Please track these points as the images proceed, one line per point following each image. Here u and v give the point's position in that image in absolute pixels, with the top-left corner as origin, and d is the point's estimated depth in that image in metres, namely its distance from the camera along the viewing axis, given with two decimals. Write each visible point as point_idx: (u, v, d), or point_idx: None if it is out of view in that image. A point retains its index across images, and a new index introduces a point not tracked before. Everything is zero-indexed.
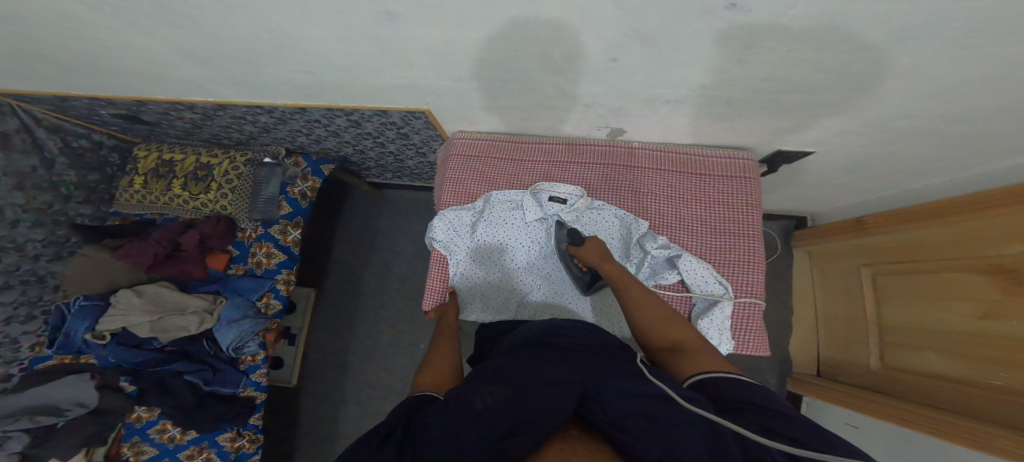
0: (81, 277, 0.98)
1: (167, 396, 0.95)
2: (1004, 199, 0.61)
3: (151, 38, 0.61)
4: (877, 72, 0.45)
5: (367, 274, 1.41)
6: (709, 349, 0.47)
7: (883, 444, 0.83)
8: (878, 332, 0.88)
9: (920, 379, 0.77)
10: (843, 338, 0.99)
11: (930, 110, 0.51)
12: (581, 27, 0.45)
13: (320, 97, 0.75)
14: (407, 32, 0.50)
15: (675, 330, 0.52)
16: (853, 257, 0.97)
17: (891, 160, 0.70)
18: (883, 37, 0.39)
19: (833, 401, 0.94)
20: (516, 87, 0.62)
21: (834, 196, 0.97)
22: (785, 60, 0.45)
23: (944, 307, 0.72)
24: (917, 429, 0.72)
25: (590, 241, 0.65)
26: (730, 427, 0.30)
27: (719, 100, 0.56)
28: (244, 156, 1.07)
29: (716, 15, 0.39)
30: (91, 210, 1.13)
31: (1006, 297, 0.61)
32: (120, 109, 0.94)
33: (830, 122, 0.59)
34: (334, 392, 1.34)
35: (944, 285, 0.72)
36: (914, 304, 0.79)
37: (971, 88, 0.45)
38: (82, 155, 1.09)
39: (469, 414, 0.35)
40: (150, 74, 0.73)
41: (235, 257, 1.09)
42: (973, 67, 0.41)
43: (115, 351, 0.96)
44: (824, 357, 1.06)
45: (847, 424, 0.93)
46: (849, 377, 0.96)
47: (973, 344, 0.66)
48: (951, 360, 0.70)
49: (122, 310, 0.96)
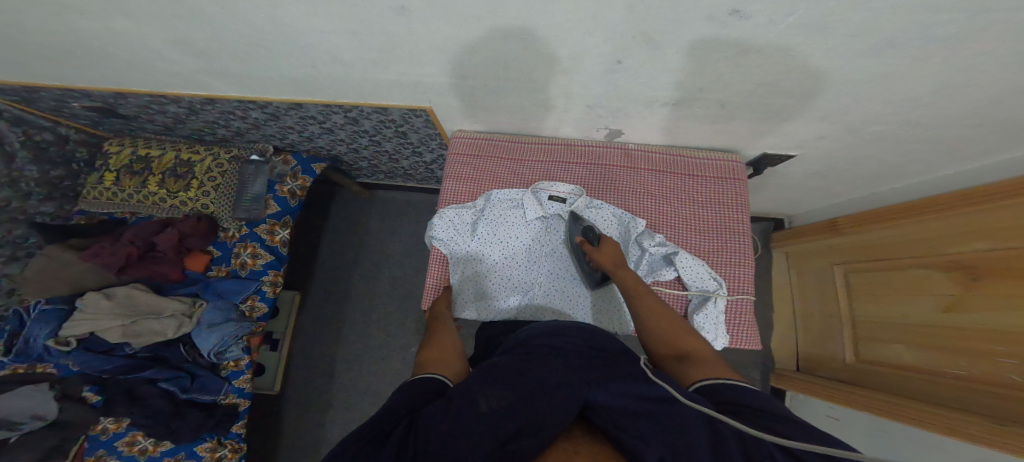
0: (43, 282, 0.90)
1: (139, 405, 0.90)
2: (968, 199, 0.68)
3: (145, 27, 0.58)
4: (856, 80, 0.50)
5: (355, 277, 1.37)
6: (718, 360, 0.45)
7: (860, 434, 0.88)
8: (851, 326, 0.94)
9: (890, 370, 0.82)
10: (819, 333, 1.05)
11: (900, 115, 0.57)
12: (589, 29, 0.47)
13: (319, 93, 0.75)
14: (418, 28, 0.51)
15: (685, 339, 0.50)
16: (826, 255, 1.03)
17: (860, 163, 0.76)
18: (865, 49, 0.44)
19: (813, 394, 0.99)
20: (521, 87, 0.64)
21: (808, 199, 1.05)
22: (777, 68, 0.49)
23: (911, 300, 0.78)
24: (890, 417, 0.77)
25: (607, 244, 0.67)
26: (729, 426, 0.31)
27: (714, 103, 0.60)
28: (228, 153, 1.03)
29: (719, 21, 0.43)
30: (54, 207, 1.05)
31: (967, 290, 0.67)
32: (95, 102, 0.90)
33: (810, 124, 0.63)
34: (318, 399, 1.28)
35: (910, 280, 0.78)
36: (883, 300, 0.85)
37: (936, 95, 0.51)
38: (46, 149, 1.04)
39: (475, 416, 0.34)
40: (136, 64, 0.70)
41: (217, 258, 1.04)
42: (936, 75, 0.47)
43: (80, 357, 0.89)
44: (801, 352, 1.11)
45: (828, 416, 0.98)
46: (825, 370, 1.02)
47: (937, 335, 0.72)
48: (917, 351, 0.76)
49: (90, 314, 0.91)
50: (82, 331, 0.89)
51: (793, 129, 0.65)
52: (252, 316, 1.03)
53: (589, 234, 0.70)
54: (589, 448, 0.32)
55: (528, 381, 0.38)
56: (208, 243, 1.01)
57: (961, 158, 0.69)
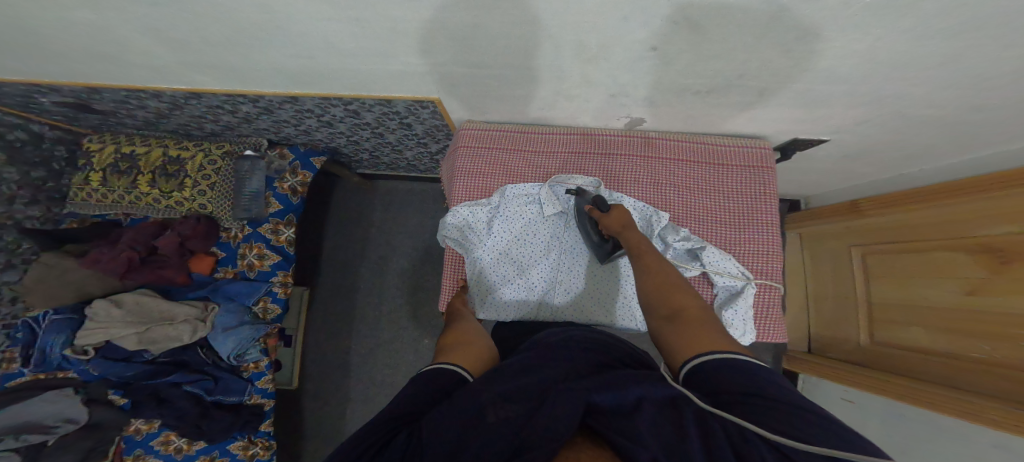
0: (46, 291, 0.96)
1: (167, 407, 0.99)
2: (1002, 181, 0.69)
3: (113, 17, 0.51)
4: (903, 61, 0.47)
5: (362, 270, 1.43)
6: (709, 330, 0.44)
7: (874, 416, 0.96)
8: (866, 307, 1.02)
9: (907, 350, 0.90)
10: (833, 315, 1.14)
11: (944, 99, 0.55)
12: (630, 14, 0.42)
13: (316, 86, 0.69)
14: (429, 14, 0.45)
15: (679, 299, 0.51)
16: (845, 238, 1.10)
17: (883, 144, 0.75)
18: (926, 32, 0.41)
19: (829, 378, 1.08)
20: (538, 76, 0.60)
21: (823, 177, 1.04)
22: (821, 53, 0.47)
23: (929, 284, 0.85)
24: (904, 399, 0.84)
25: (618, 210, 0.66)
26: (720, 425, 0.30)
27: (751, 90, 0.58)
28: (220, 149, 1.04)
29: (784, 2, 0.38)
30: (41, 211, 1.05)
31: (993, 274, 0.72)
32: (67, 97, 0.82)
33: (857, 110, 0.61)
34: (338, 386, 1.38)
35: (929, 265, 0.84)
36: (900, 283, 0.92)
37: (980, 79, 0.49)
38: (20, 148, 1.01)
39: (480, 425, 0.33)
40: (104, 57, 0.62)
41: (223, 259, 1.12)
42: (994, 54, 0.44)
43: (103, 363, 0.98)
44: (815, 335, 1.21)
45: (843, 399, 1.06)
46: (839, 352, 1.11)
47: (958, 318, 0.78)
48: (933, 333, 0.83)
49: (103, 323, 0.97)
50: (96, 340, 0.96)
51: (838, 114, 0.63)
52: (267, 317, 1.13)
53: (599, 202, 0.68)
54: (589, 454, 0.30)
55: (535, 383, 0.38)
56: (210, 244, 1.08)
57: (1000, 138, 0.67)
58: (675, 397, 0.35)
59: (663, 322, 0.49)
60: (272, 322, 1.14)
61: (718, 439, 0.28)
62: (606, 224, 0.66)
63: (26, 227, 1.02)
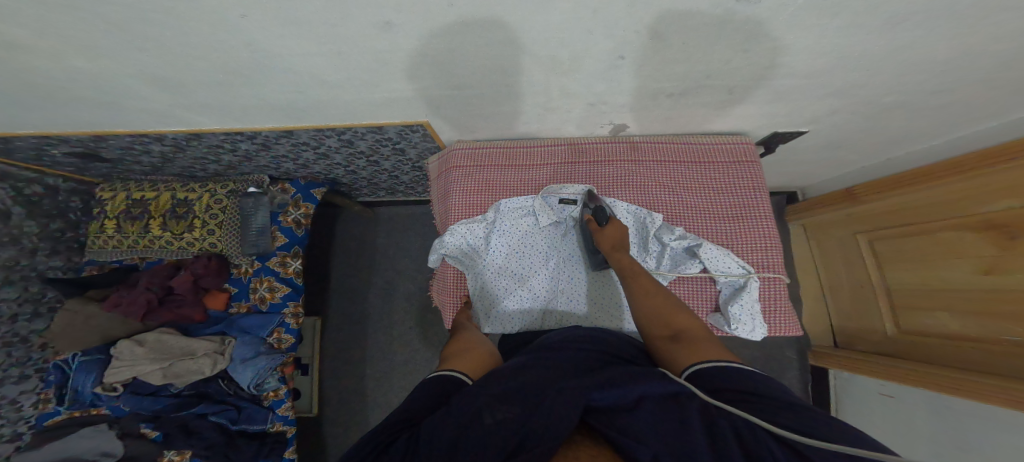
0: (71, 336, 1.00)
1: (196, 438, 1.01)
2: (998, 155, 0.69)
3: (107, 62, 0.53)
4: (865, 50, 0.48)
5: (371, 296, 1.44)
6: (713, 346, 0.44)
7: (919, 409, 0.90)
8: (885, 296, 1.00)
9: (938, 339, 0.87)
10: (852, 306, 1.11)
11: (911, 84, 0.57)
12: (591, 28, 0.44)
13: (310, 118, 0.72)
14: (402, 42, 0.48)
15: (678, 318, 0.50)
16: (848, 226, 1.09)
17: (868, 129, 0.76)
18: (875, 22, 0.43)
19: (863, 373, 1.04)
20: (517, 92, 0.62)
21: (816, 167, 1.04)
22: (778, 50, 0.48)
23: (944, 266, 0.83)
24: (946, 391, 0.81)
25: (614, 224, 0.68)
26: (725, 418, 0.30)
27: (721, 89, 0.59)
28: (225, 188, 1.07)
29: (730, 6, 0.40)
30: (62, 261, 1.11)
31: (1005, 251, 0.70)
32: (75, 147, 0.86)
33: (830, 101, 0.63)
34: (354, 414, 1.36)
35: (941, 247, 0.83)
36: (912, 267, 0.91)
37: (939, 61, 0.50)
38: (39, 202, 1.05)
39: (477, 427, 0.32)
40: (108, 105, 0.66)
41: (235, 294, 1.14)
42: (953, 36, 0.45)
43: (131, 399, 1.02)
44: (837, 329, 1.18)
45: (882, 395, 1.02)
46: (867, 345, 1.08)
47: (981, 299, 0.76)
48: (960, 318, 0.81)
49: (128, 361, 1.02)
50: (124, 377, 1.00)
51: (814, 106, 0.64)
52: (282, 347, 1.13)
53: (599, 213, 0.71)
54: (588, 452, 0.31)
55: (533, 385, 0.37)
56: (223, 280, 1.11)
57: (987, 111, 0.67)
58: (677, 393, 0.35)
59: (665, 342, 0.47)
60: (287, 351, 1.14)
61: (726, 438, 0.28)
62: (600, 240, 0.68)
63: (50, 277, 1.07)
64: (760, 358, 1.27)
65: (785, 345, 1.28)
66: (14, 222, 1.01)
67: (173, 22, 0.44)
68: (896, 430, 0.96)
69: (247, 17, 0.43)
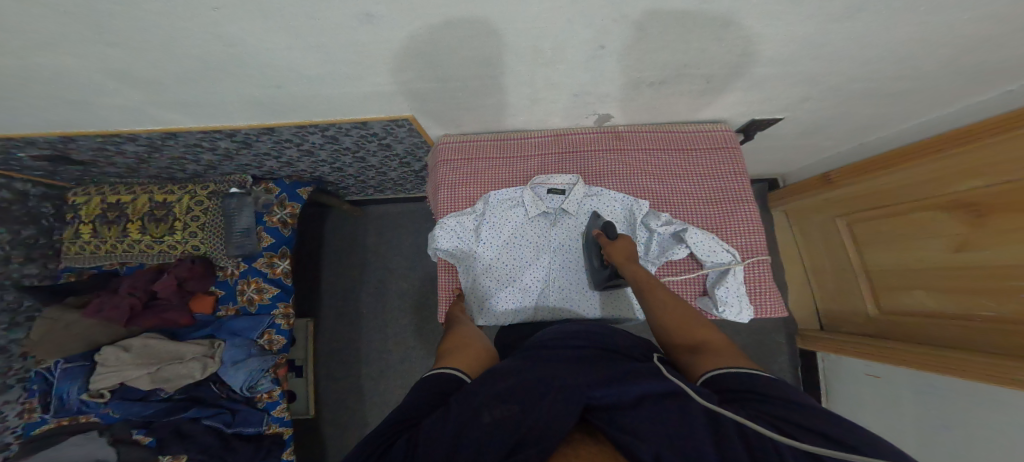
0: (55, 342, 0.98)
1: (190, 442, 1.00)
2: (969, 136, 0.72)
3: (70, 57, 0.50)
4: (830, 40, 0.51)
5: (363, 294, 1.43)
6: (732, 351, 0.43)
7: (904, 387, 0.93)
8: (865, 277, 1.04)
9: (918, 318, 0.90)
10: (836, 289, 1.15)
11: (873, 72, 0.60)
12: (570, 19, 0.45)
13: (293, 114, 0.71)
14: (382, 35, 0.47)
15: (700, 331, 0.48)
16: (826, 211, 1.12)
17: (842, 115, 0.78)
18: (840, 11, 0.44)
19: (847, 354, 1.08)
20: (503, 84, 0.62)
21: (796, 153, 1.07)
22: (750, 38, 0.49)
23: (918, 245, 0.87)
24: (925, 369, 0.84)
25: (623, 239, 0.66)
26: (731, 416, 0.31)
27: (699, 78, 0.60)
28: (205, 190, 1.06)
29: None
30: (38, 268, 1.07)
31: (974, 228, 0.74)
32: (44, 150, 0.83)
33: (802, 88, 0.65)
34: (352, 413, 1.36)
35: (913, 227, 0.87)
36: (889, 249, 0.95)
37: (899, 48, 0.53)
38: (8, 208, 1.01)
39: (477, 428, 0.32)
40: (74, 103, 0.63)
41: (221, 297, 1.13)
42: (909, 22, 0.47)
43: (120, 405, 0.98)
44: (823, 312, 1.22)
45: (869, 375, 1.04)
46: (852, 326, 1.12)
47: (955, 276, 0.79)
48: (936, 296, 0.85)
49: (114, 366, 0.99)
50: (111, 383, 0.97)
51: (787, 93, 0.67)
52: (273, 349, 1.12)
53: (608, 228, 0.69)
54: (590, 451, 0.32)
55: (534, 382, 0.37)
56: (208, 284, 1.09)
57: (958, 92, 0.70)
58: (676, 391, 0.36)
59: (687, 355, 0.46)
60: (278, 352, 1.13)
61: (731, 438, 0.28)
62: (611, 254, 0.65)
63: (25, 285, 1.04)
64: (751, 343, 1.30)
65: (774, 330, 1.31)
66: None
67: (143, 16, 0.43)
68: (883, 408, 0.98)
69: (219, 10, 0.42)
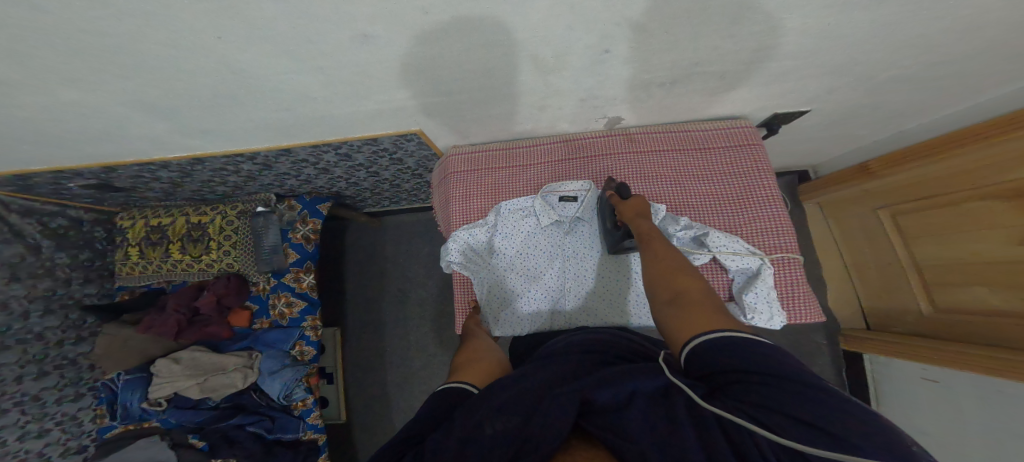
0: (117, 355, 1.07)
1: (238, 447, 1.04)
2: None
3: (96, 93, 0.53)
4: (850, 30, 0.47)
5: (384, 304, 1.45)
6: (710, 304, 0.42)
7: (968, 396, 0.82)
8: (915, 272, 0.95)
9: (981, 317, 0.81)
10: (884, 286, 1.06)
11: (906, 59, 0.55)
12: (570, 24, 0.43)
13: (307, 134, 0.73)
14: (384, 53, 0.47)
15: (683, 282, 0.47)
16: (866, 202, 1.04)
17: (877, 103, 0.72)
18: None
19: (901, 357, 0.98)
20: (510, 93, 0.61)
21: (829, 144, 1.00)
22: (765, 30, 0.46)
23: (976, 237, 0.78)
24: (990, 375, 0.76)
25: (636, 197, 0.65)
26: (716, 412, 0.28)
27: (712, 76, 0.57)
28: (234, 209, 1.10)
29: None
30: (96, 288, 1.16)
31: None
32: (90, 179, 0.90)
33: (824, 80, 0.61)
34: (379, 422, 1.37)
35: (970, 218, 0.79)
36: (943, 242, 0.86)
37: (931, 33, 0.49)
38: (64, 234, 1.09)
39: (475, 437, 0.31)
40: (107, 135, 0.67)
41: (257, 311, 1.17)
42: (940, 6, 0.43)
43: (176, 412, 1.08)
44: (870, 311, 1.12)
45: (925, 379, 0.94)
46: (904, 327, 1.02)
47: (1020, 270, 0.71)
48: (1001, 293, 0.76)
49: (167, 378, 1.07)
50: (166, 393, 1.06)
51: (808, 86, 0.62)
52: (304, 359, 1.15)
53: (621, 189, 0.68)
54: (583, 456, 0.29)
55: (534, 388, 0.36)
56: (242, 298, 1.14)
57: (1011, 72, 0.63)
58: (668, 387, 0.34)
59: (666, 305, 0.46)
60: (310, 362, 1.17)
61: (716, 437, 0.26)
62: (620, 210, 0.65)
63: (86, 304, 1.13)
64: (789, 347, 1.22)
65: (814, 332, 1.22)
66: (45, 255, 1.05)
67: (156, 49, 0.44)
68: (943, 419, 0.88)
69: (223, 39, 0.43)
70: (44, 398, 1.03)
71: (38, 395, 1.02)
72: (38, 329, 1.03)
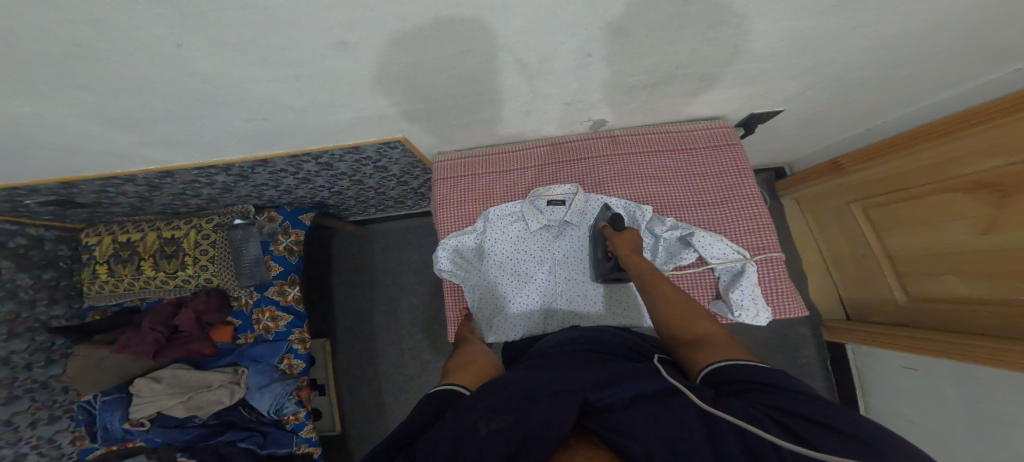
0: (92, 376, 1.02)
1: None
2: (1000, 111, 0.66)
3: (52, 105, 0.50)
4: (820, 34, 0.49)
5: (373, 314, 1.42)
6: (734, 347, 0.41)
7: (947, 381, 0.86)
8: (888, 263, 0.98)
9: (952, 305, 0.84)
10: (860, 277, 1.09)
11: (873, 60, 0.57)
12: (549, 28, 0.43)
13: (285, 143, 0.70)
14: (359, 60, 0.46)
15: (701, 326, 0.45)
16: (839, 196, 1.07)
17: (849, 102, 0.75)
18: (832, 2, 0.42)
19: (881, 345, 1.01)
20: (493, 98, 0.60)
21: (805, 141, 1.03)
22: (740, 34, 0.47)
23: (943, 228, 0.82)
24: (966, 360, 0.78)
25: (630, 231, 0.65)
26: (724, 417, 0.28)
27: (691, 78, 0.58)
28: (210, 223, 1.05)
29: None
30: (64, 309, 1.10)
31: (1000, 209, 0.69)
32: (49, 196, 0.85)
33: (797, 81, 0.62)
34: (371, 436, 1.34)
35: (936, 210, 0.82)
36: (912, 233, 0.90)
37: (896, 35, 0.50)
38: (25, 254, 1.01)
39: (473, 439, 0.30)
40: (68, 149, 0.64)
41: (240, 327, 1.13)
42: (903, 9, 0.44)
43: (161, 432, 1.01)
44: (849, 302, 1.16)
45: (905, 367, 0.97)
46: (881, 316, 1.06)
47: (986, 259, 0.74)
48: (970, 281, 0.79)
49: (149, 396, 1.02)
50: (149, 412, 1.01)
51: (783, 87, 0.64)
52: (294, 372, 1.11)
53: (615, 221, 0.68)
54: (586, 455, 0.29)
55: (533, 388, 0.35)
56: (224, 315, 1.10)
57: (970, 71, 0.66)
58: (669, 388, 0.34)
59: (686, 349, 0.43)
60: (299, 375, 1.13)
61: (727, 442, 0.26)
62: (615, 244, 0.64)
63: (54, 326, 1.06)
64: (775, 339, 1.25)
65: (799, 323, 1.25)
66: (4, 277, 0.98)
67: (117, 59, 0.42)
68: (924, 404, 0.92)
69: (184, 47, 0.41)
70: (17, 422, 0.99)
71: (9, 420, 0.98)
72: (2, 354, 0.97)
